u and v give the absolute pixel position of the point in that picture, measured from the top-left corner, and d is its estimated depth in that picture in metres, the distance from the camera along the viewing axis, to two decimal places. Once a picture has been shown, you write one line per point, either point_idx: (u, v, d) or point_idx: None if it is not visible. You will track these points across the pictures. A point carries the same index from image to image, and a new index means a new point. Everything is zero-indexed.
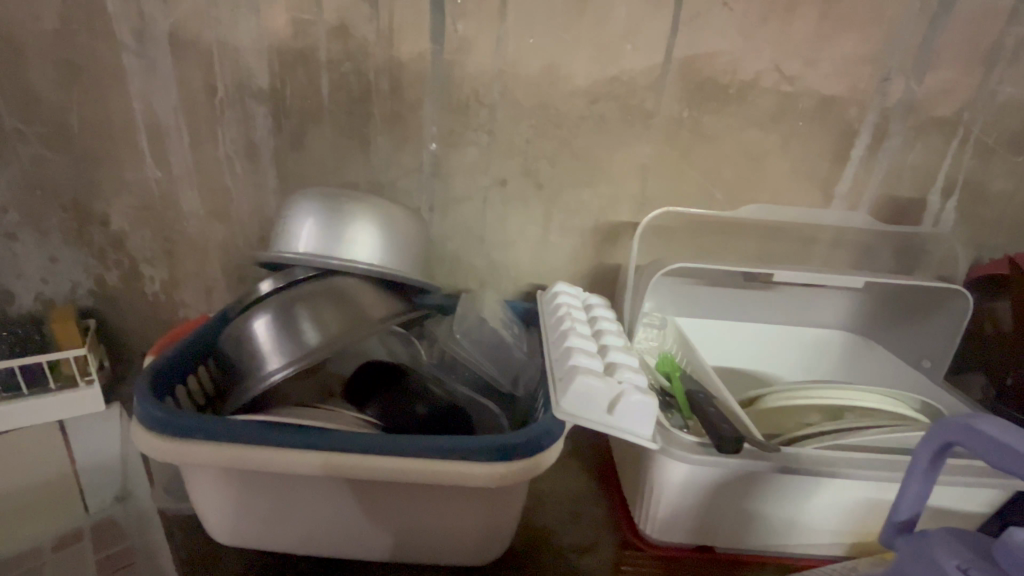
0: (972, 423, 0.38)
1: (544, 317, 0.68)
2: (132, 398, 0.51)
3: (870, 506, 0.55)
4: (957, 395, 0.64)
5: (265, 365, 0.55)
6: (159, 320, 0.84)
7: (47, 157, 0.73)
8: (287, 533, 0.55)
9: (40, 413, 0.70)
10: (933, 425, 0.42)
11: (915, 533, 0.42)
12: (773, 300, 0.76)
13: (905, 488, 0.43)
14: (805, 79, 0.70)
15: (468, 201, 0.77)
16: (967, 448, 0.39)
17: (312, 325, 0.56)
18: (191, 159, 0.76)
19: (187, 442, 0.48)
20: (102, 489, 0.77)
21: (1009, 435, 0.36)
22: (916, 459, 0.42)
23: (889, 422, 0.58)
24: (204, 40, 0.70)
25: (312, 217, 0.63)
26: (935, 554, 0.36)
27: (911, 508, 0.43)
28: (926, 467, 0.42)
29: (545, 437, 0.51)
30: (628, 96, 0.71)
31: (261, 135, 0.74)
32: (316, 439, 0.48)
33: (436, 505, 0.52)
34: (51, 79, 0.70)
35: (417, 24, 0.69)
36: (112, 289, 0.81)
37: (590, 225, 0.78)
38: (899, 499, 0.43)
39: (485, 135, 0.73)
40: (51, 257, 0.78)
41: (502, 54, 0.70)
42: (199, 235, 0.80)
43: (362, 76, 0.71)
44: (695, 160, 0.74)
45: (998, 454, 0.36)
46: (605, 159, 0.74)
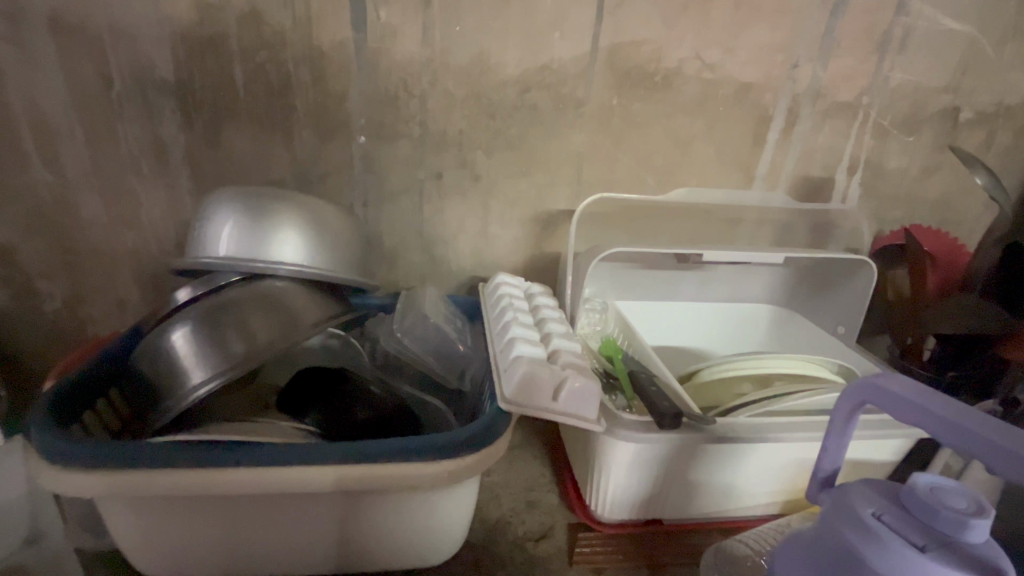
0: (882, 383, 0.42)
1: (488, 309, 0.68)
2: (29, 430, 0.45)
3: (797, 465, 0.59)
4: (867, 356, 0.70)
5: (186, 381, 0.51)
6: (65, 340, 0.76)
7: None
8: (226, 557, 0.51)
9: None
10: (847, 386, 0.45)
11: (835, 486, 0.45)
12: (706, 279, 0.80)
13: (826, 446, 0.46)
14: (724, 66, 0.74)
15: (403, 195, 0.74)
16: (878, 405, 0.42)
17: (237, 334, 0.53)
18: (88, 159, 0.68)
19: (98, 473, 0.44)
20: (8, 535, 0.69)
21: (913, 392, 0.40)
22: (834, 419, 0.46)
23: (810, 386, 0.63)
24: (92, 27, 0.63)
25: (232, 218, 0.59)
26: (854, 504, 0.39)
27: (832, 464, 0.46)
28: (843, 425, 0.46)
29: (493, 429, 0.51)
30: (559, 84, 0.72)
31: (170, 131, 0.68)
32: (248, 455, 0.45)
33: (385, 510, 0.51)
34: None
35: (337, 11, 0.65)
36: (4, 309, 0.73)
37: (528, 214, 0.78)
38: (822, 456, 0.47)
39: (417, 126, 0.71)
40: None
41: (429, 43, 0.68)
42: (104, 244, 0.72)
43: (280, 66, 0.67)
44: (627, 147, 0.76)
45: (907, 409, 0.40)
46: (541, 148, 0.75)
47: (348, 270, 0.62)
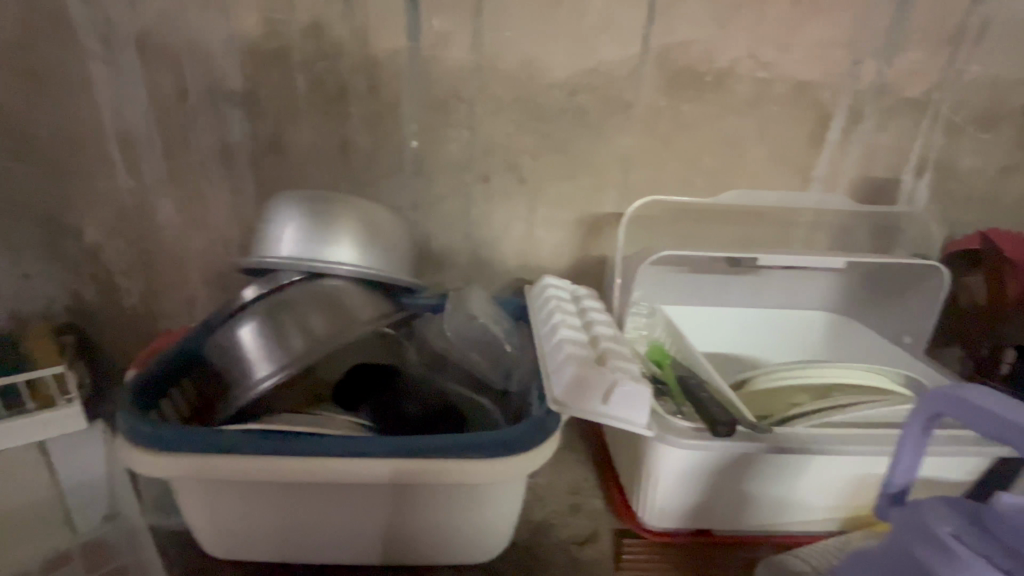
0: (962, 395, 0.39)
1: (534, 311, 0.68)
2: (117, 414, 0.49)
3: (861, 481, 0.56)
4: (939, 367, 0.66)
5: (252, 373, 0.54)
6: (140, 334, 0.82)
7: (14, 171, 0.72)
8: (286, 543, 0.54)
9: (16, 435, 0.68)
10: (922, 396, 0.42)
11: (907, 502, 0.43)
12: (760, 284, 0.77)
13: (897, 459, 0.44)
14: (779, 64, 0.71)
15: (451, 198, 0.76)
16: (956, 418, 0.40)
17: (299, 331, 0.56)
18: (165, 166, 0.74)
19: (176, 456, 0.47)
20: (89, 510, 0.76)
21: (998, 405, 0.37)
22: (907, 431, 0.43)
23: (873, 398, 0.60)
24: (171, 44, 0.68)
25: (294, 220, 0.62)
26: (929, 522, 0.37)
27: (903, 478, 0.44)
28: (917, 437, 0.43)
29: (542, 430, 0.51)
30: (607, 87, 0.71)
31: (238, 139, 0.73)
32: (310, 446, 0.47)
33: (435, 505, 0.52)
34: (16, 90, 0.68)
35: (392, 22, 0.68)
36: (90, 304, 0.80)
37: (574, 217, 0.78)
38: (892, 470, 0.44)
39: (466, 131, 0.73)
40: (24, 273, 0.76)
41: (479, 49, 0.69)
42: (176, 245, 0.78)
43: (338, 76, 0.70)
44: (676, 149, 0.75)
45: (989, 424, 0.37)
46: (588, 151, 0.74)
47: (400, 271, 0.64)
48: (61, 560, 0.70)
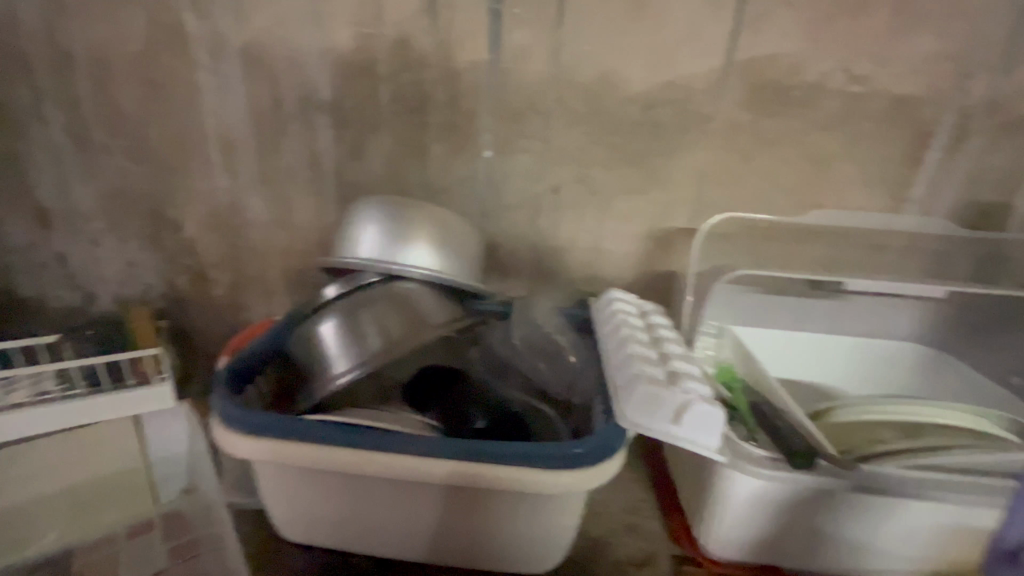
0: None
1: (600, 324, 0.68)
2: (213, 397, 0.53)
3: (955, 531, 0.52)
4: None
5: (332, 368, 0.57)
6: (224, 322, 0.88)
7: (129, 169, 0.79)
8: (351, 532, 0.57)
9: (116, 407, 0.75)
10: None
11: None
12: (842, 310, 0.73)
13: None
14: (875, 79, 0.67)
15: (521, 208, 0.77)
16: None
17: (377, 330, 0.58)
18: (257, 169, 0.79)
19: (263, 440, 0.51)
20: (169, 483, 0.84)
21: None
22: None
23: (971, 442, 0.55)
24: (271, 56, 0.73)
25: (374, 224, 0.65)
26: None
27: None
28: None
29: (609, 446, 0.51)
30: (686, 100, 0.70)
31: (323, 145, 0.77)
32: (384, 442, 0.49)
33: (496, 510, 0.53)
34: (137, 97, 0.76)
35: (475, 35, 0.70)
36: (182, 292, 0.87)
37: (643, 231, 0.77)
38: None
39: (539, 142, 0.74)
40: (130, 261, 0.84)
41: (558, 62, 0.70)
42: (261, 242, 0.83)
43: (420, 87, 0.73)
44: (755, 165, 0.72)
45: None
46: (661, 165, 0.73)
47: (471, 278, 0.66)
48: (144, 526, 0.78)
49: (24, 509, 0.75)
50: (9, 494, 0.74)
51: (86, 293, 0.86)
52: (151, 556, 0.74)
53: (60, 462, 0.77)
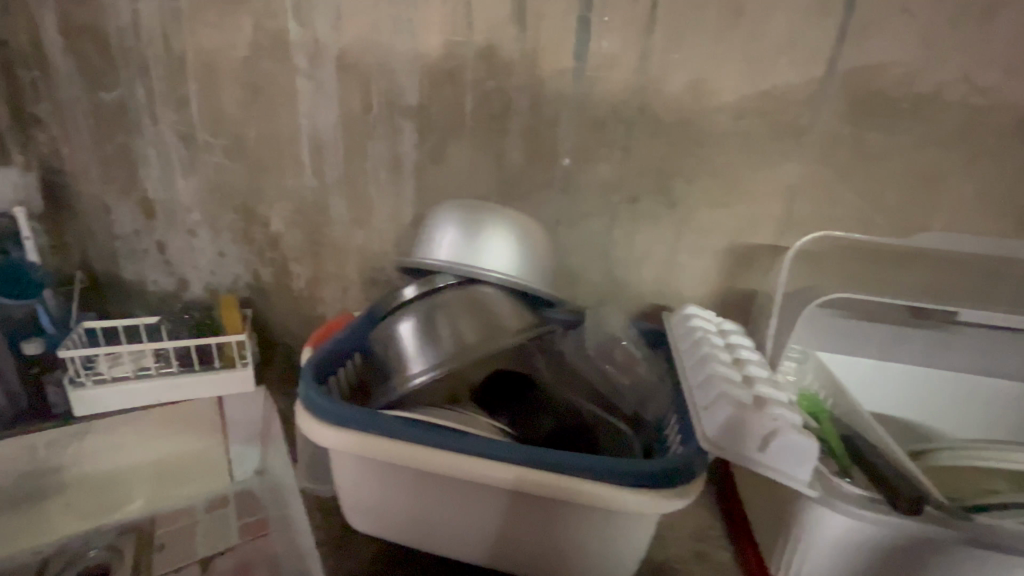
0: None
1: (676, 341, 0.66)
2: (300, 387, 0.56)
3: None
4: None
5: (409, 367, 0.59)
6: (300, 314, 0.93)
7: (227, 166, 0.85)
8: (418, 530, 0.58)
9: (203, 387, 0.80)
10: None
11: None
12: (948, 343, 0.66)
13: None
14: (1001, 91, 0.62)
15: (596, 217, 0.76)
16: None
17: (454, 332, 0.59)
18: (342, 169, 0.83)
19: (345, 432, 0.52)
20: (242, 464, 0.88)
21: None
22: None
23: None
24: (363, 63, 0.76)
25: (453, 226, 0.65)
26: None
27: None
28: None
29: (690, 468, 0.49)
30: (780, 111, 0.67)
31: (406, 148, 0.79)
32: (462, 444, 0.50)
33: (568, 523, 0.52)
34: (238, 99, 0.81)
35: (562, 43, 0.70)
36: (265, 283, 0.92)
37: (724, 246, 0.74)
38: None
39: (620, 151, 0.73)
40: (221, 252, 0.90)
41: (645, 71, 0.69)
42: (341, 240, 0.87)
43: (503, 94, 0.74)
44: (853, 181, 0.68)
45: None
46: (748, 178, 0.70)
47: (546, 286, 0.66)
48: (219, 503, 0.85)
49: (120, 474, 0.82)
50: (106, 460, 0.81)
51: (180, 280, 0.93)
52: (226, 532, 0.80)
53: (149, 437, 0.82)
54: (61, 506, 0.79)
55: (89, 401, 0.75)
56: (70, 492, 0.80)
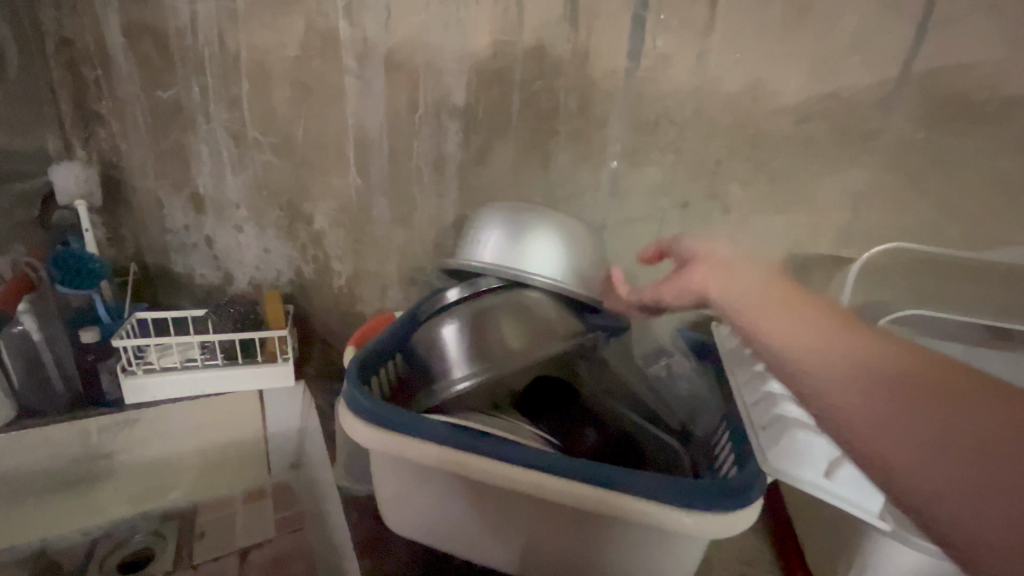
0: None
1: (728, 354, 0.63)
2: (344, 386, 0.55)
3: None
4: None
5: (453, 372, 0.58)
6: (339, 311, 0.93)
7: (275, 163, 0.86)
8: (457, 536, 0.57)
9: (245, 380, 0.81)
10: None
11: None
12: None
13: None
14: None
15: (643, 221, 0.74)
16: None
17: (500, 337, 0.58)
18: (387, 169, 0.83)
19: (388, 434, 0.52)
20: (280, 457, 0.91)
21: None
22: None
23: None
24: (411, 62, 0.76)
25: (498, 228, 0.64)
26: None
27: None
28: None
29: (748, 493, 0.46)
30: (847, 114, 0.63)
31: (450, 148, 0.79)
32: (506, 452, 0.49)
33: (614, 541, 0.50)
34: (287, 98, 0.82)
35: (615, 43, 0.68)
36: (307, 280, 0.93)
37: (778, 255, 0.71)
38: None
39: (672, 154, 0.70)
40: (266, 248, 0.92)
41: (701, 71, 0.66)
42: (382, 239, 0.87)
43: (551, 94, 0.72)
44: (926, 190, 0.63)
45: None
46: (808, 184, 0.67)
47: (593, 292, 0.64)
48: (258, 494, 0.89)
49: (163, 463, 0.84)
50: (151, 449, 0.83)
51: (226, 274, 0.95)
52: (265, 524, 0.84)
53: (192, 428, 0.83)
54: (112, 488, 0.83)
55: (139, 389, 0.78)
56: (118, 477, 0.82)
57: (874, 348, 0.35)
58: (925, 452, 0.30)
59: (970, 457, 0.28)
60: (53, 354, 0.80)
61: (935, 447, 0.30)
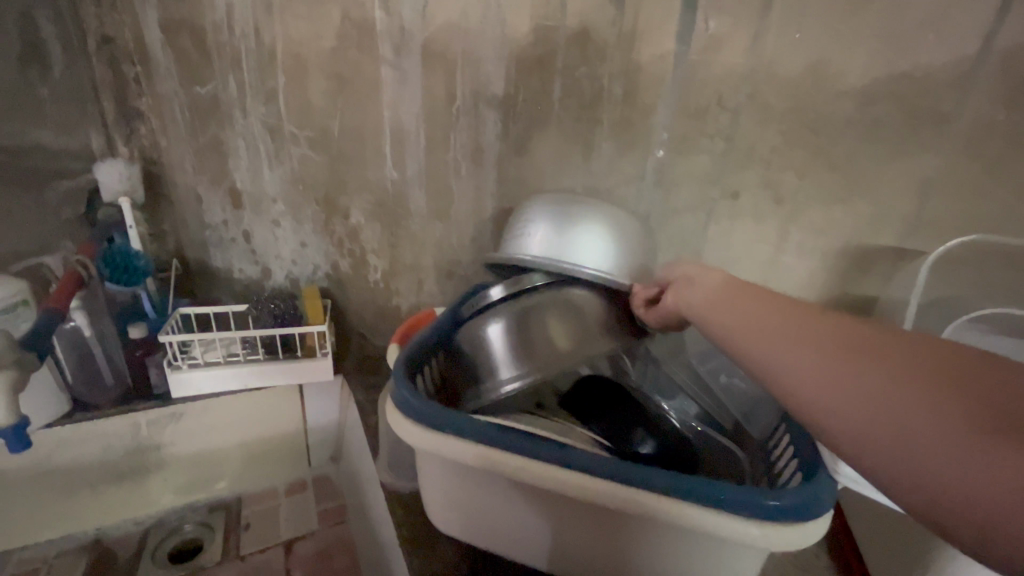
0: None
1: None
2: (391, 384, 0.55)
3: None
4: None
5: (499, 373, 0.56)
6: (376, 306, 0.93)
7: (311, 157, 0.86)
8: (504, 537, 0.56)
9: (286, 375, 0.81)
10: None
11: None
12: None
13: None
14: None
15: (691, 213, 0.71)
16: None
17: (548, 336, 0.56)
18: (424, 161, 0.81)
19: (437, 434, 0.51)
20: (320, 450, 0.92)
21: None
22: None
23: None
24: (449, 51, 0.74)
25: (545, 222, 0.62)
26: None
27: None
28: None
29: (818, 503, 0.43)
30: (919, 96, 0.59)
31: (489, 139, 0.77)
32: (560, 456, 0.47)
33: (671, 548, 0.48)
34: (324, 91, 0.81)
35: (664, 24, 0.64)
36: (343, 274, 0.93)
37: (836, 247, 0.67)
38: None
39: (723, 141, 0.67)
40: (302, 242, 0.92)
41: (757, 52, 0.62)
42: (419, 233, 0.86)
43: (595, 81, 0.69)
44: (1005, 177, 0.59)
45: None
46: (873, 172, 0.63)
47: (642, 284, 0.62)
48: (299, 486, 0.91)
49: (208, 455, 0.86)
50: (197, 442, 0.84)
51: (264, 268, 0.96)
52: (307, 516, 0.85)
53: (235, 421, 0.85)
54: (160, 480, 0.85)
55: (184, 382, 0.78)
56: (166, 469, 0.84)
57: (845, 331, 0.33)
58: (906, 428, 0.27)
59: (959, 421, 0.25)
60: (104, 352, 0.81)
61: (911, 414, 0.27)
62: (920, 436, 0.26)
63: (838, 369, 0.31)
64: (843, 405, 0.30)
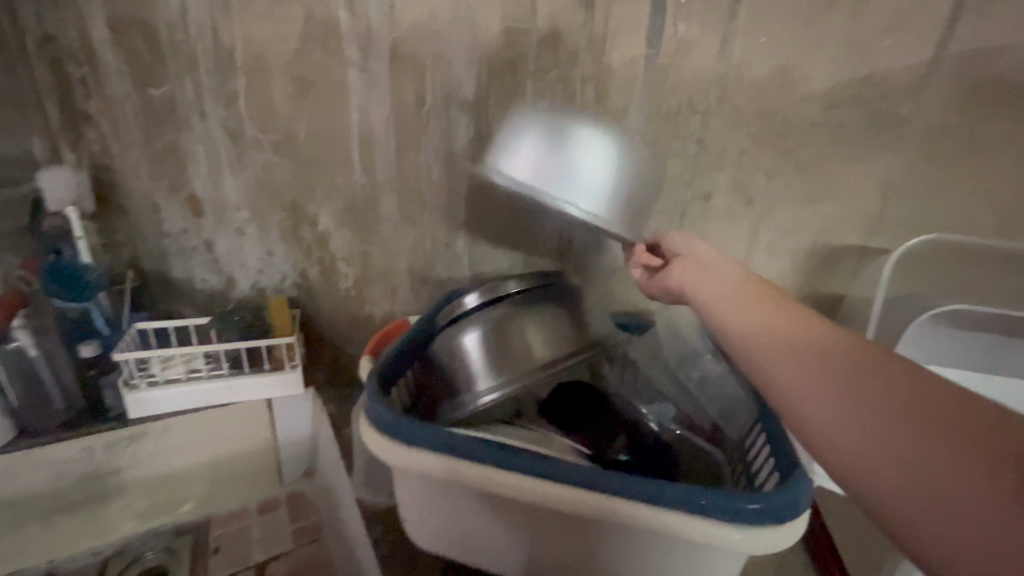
0: None
1: None
2: (365, 399, 0.53)
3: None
4: None
5: (476, 384, 0.55)
6: (348, 314, 0.90)
7: (276, 162, 0.83)
8: (484, 551, 0.55)
9: (254, 390, 0.78)
10: None
11: None
12: None
13: None
14: None
15: (665, 215, 0.72)
16: None
17: (526, 343, 0.55)
18: (394, 166, 0.79)
19: (413, 449, 0.49)
20: (293, 466, 0.88)
21: None
22: None
23: None
24: (418, 53, 0.72)
25: (532, 140, 0.62)
26: None
27: None
28: None
29: (796, 505, 0.43)
30: (879, 99, 0.61)
31: (461, 143, 0.76)
32: (539, 467, 0.46)
33: (654, 555, 0.48)
34: (287, 93, 0.78)
35: (634, 28, 0.65)
36: (312, 283, 0.90)
37: (805, 246, 0.69)
38: None
39: (694, 144, 0.68)
40: (269, 250, 0.89)
41: (726, 57, 0.63)
42: (391, 239, 0.84)
43: (567, 84, 0.69)
44: (959, 178, 0.61)
45: None
46: (838, 174, 0.65)
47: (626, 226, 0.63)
48: (271, 505, 0.85)
49: (173, 476, 0.82)
50: (160, 463, 0.80)
51: (228, 278, 0.91)
52: (279, 535, 0.80)
53: (201, 440, 0.81)
54: (122, 504, 0.81)
55: (143, 402, 0.75)
56: (128, 492, 0.80)
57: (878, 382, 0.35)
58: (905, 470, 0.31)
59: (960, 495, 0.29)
60: (52, 371, 0.76)
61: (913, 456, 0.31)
62: (910, 461, 0.31)
63: (849, 393, 0.36)
64: (848, 428, 0.34)
